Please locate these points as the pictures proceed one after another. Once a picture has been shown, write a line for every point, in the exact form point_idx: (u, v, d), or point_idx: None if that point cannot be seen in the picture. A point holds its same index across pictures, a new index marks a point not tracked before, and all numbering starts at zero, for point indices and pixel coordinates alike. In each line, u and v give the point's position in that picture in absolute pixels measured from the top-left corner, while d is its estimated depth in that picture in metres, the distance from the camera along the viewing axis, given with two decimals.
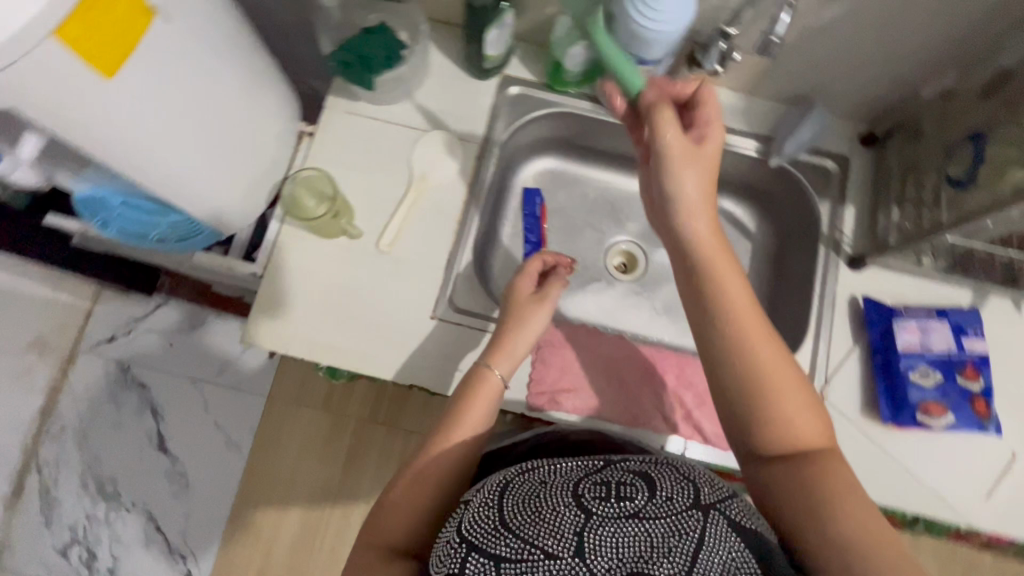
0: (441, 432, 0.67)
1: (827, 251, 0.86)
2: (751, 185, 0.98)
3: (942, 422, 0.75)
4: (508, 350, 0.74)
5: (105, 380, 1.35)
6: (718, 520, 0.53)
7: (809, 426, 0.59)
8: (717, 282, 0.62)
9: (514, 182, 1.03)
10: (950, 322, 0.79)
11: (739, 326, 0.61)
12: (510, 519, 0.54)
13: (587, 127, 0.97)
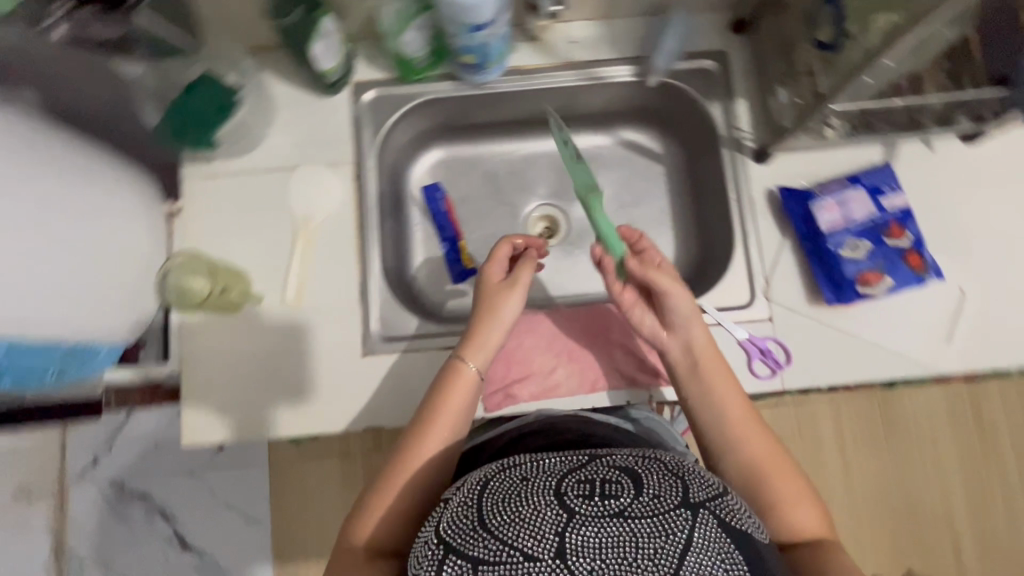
0: (417, 432, 0.66)
1: (731, 153, 0.84)
2: (643, 108, 0.94)
3: (883, 288, 0.74)
4: (481, 341, 0.71)
5: (104, 503, 1.23)
6: (707, 520, 0.50)
7: (809, 513, 0.61)
8: (713, 385, 0.68)
9: (411, 186, 0.98)
10: (864, 186, 0.77)
11: (735, 426, 0.66)
12: (489, 518, 0.51)
13: (461, 106, 0.92)
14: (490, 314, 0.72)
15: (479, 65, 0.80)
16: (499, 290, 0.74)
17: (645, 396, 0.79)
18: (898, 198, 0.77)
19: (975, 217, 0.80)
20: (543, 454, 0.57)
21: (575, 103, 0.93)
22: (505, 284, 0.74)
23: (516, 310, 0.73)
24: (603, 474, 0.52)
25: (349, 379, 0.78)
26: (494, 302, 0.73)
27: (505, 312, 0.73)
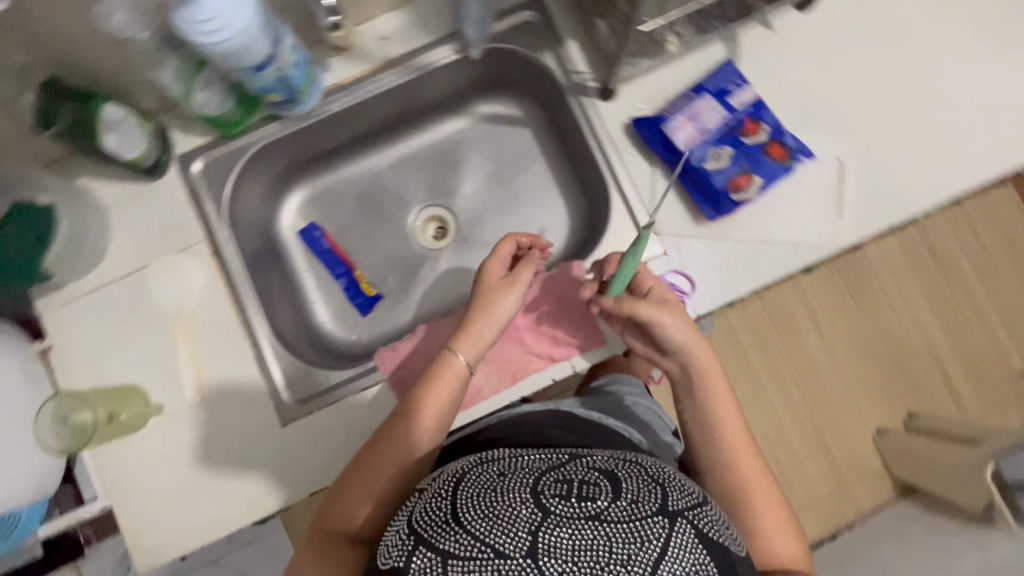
0: (403, 422, 0.67)
1: (578, 100, 0.81)
2: (485, 79, 0.90)
3: (756, 190, 0.73)
4: (474, 335, 0.71)
5: None
6: (684, 530, 0.49)
7: (789, 549, 0.65)
8: (709, 400, 0.70)
9: (286, 235, 0.94)
10: (710, 93, 0.75)
11: (735, 447, 0.69)
12: (463, 511, 0.49)
13: (302, 141, 0.87)
14: (481, 310, 0.71)
15: (288, 97, 0.75)
16: (494, 286, 0.73)
17: (568, 368, 0.77)
18: (745, 92, 0.75)
19: (825, 87, 0.79)
20: (523, 454, 0.57)
21: (414, 97, 0.89)
22: (502, 282, 0.73)
23: (507, 309, 0.72)
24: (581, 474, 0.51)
25: (277, 455, 0.75)
26: (486, 299, 0.72)
27: (495, 311, 0.71)
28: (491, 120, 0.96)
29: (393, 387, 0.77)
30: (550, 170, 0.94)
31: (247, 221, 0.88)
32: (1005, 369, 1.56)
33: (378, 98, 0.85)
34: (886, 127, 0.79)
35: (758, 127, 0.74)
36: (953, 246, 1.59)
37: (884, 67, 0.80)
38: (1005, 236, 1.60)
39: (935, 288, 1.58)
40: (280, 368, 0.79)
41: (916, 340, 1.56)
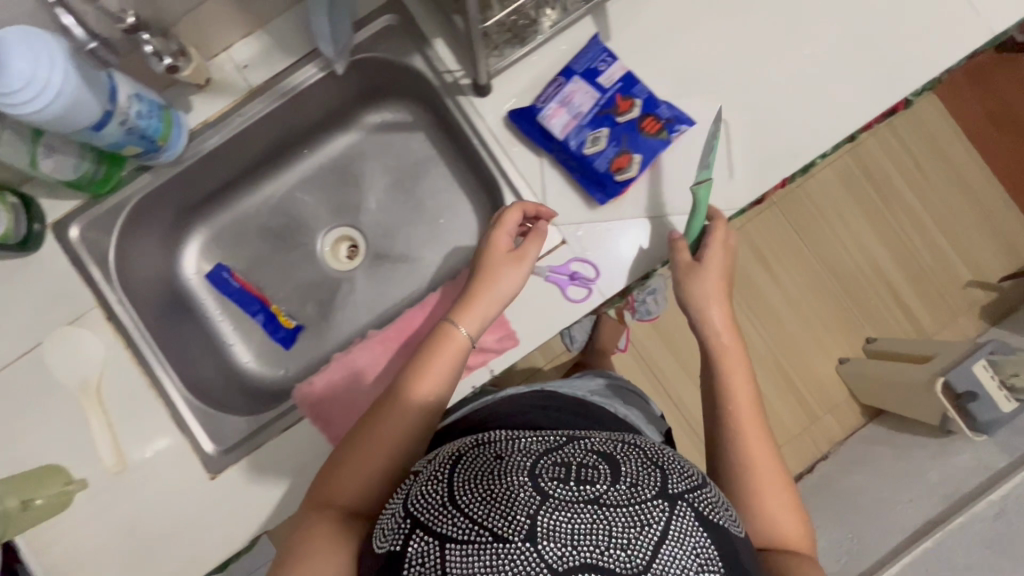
0: (404, 393, 0.67)
1: (455, 99, 0.78)
2: (364, 90, 0.87)
3: (637, 167, 0.73)
4: (475, 308, 0.70)
5: None
6: (683, 513, 0.47)
7: (791, 524, 0.65)
8: (727, 365, 0.70)
9: (192, 282, 0.92)
10: (579, 75, 0.74)
11: (740, 417, 0.68)
12: (458, 495, 0.48)
13: (185, 185, 0.84)
14: (485, 282, 0.70)
15: (150, 148, 0.72)
16: (499, 258, 0.71)
17: (487, 373, 0.76)
18: (613, 68, 0.75)
19: (699, 49, 0.78)
20: (521, 435, 0.54)
21: (295, 120, 0.86)
22: (508, 255, 0.71)
23: (511, 282, 0.71)
24: (581, 458, 0.49)
25: (213, 508, 0.75)
26: (491, 270, 0.70)
27: (499, 284, 0.70)
28: (383, 129, 0.93)
29: (315, 422, 0.76)
30: (451, 171, 0.92)
31: (145, 276, 0.85)
32: (953, 281, 1.55)
33: (254, 128, 0.82)
34: (767, 79, 0.78)
35: (631, 103, 0.74)
36: (886, 168, 1.57)
37: (758, 17, 0.78)
38: (938, 149, 1.57)
39: (875, 213, 1.56)
40: (203, 418, 0.79)
41: (865, 266, 1.55)
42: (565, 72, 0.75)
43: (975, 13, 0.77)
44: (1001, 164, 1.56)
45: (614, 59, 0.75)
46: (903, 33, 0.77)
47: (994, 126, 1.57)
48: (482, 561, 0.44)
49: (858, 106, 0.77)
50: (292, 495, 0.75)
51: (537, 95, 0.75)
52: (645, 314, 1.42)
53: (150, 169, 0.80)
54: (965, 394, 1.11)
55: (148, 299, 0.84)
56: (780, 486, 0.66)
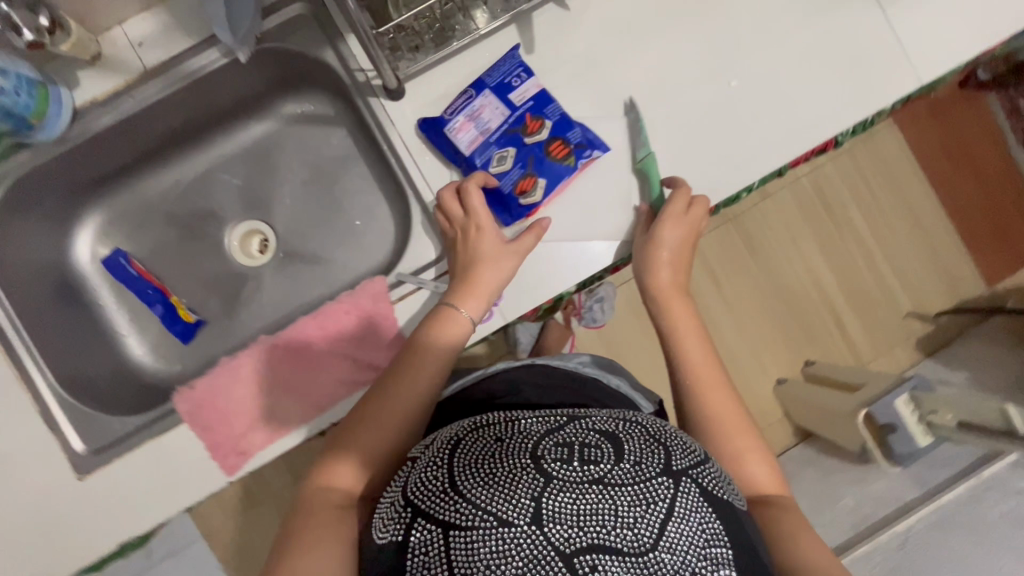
0: (400, 376, 0.65)
1: (366, 100, 0.76)
2: (279, 79, 0.83)
3: (541, 192, 0.72)
4: (476, 287, 0.68)
5: None
6: (689, 489, 0.47)
7: (767, 472, 0.63)
8: (674, 327, 0.70)
9: (86, 267, 0.87)
10: (490, 90, 0.73)
11: (704, 376, 0.68)
12: (460, 479, 0.47)
13: (77, 165, 0.80)
14: (481, 269, 0.68)
15: (21, 125, 0.69)
16: (495, 247, 0.69)
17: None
18: (527, 86, 0.73)
19: (623, 70, 0.75)
20: (520, 415, 0.53)
21: (200, 103, 0.82)
22: (503, 245, 0.69)
23: (509, 270, 0.69)
24: (583, 436, 0.49)
25: (78, 511, 0.71)
26: (487, 258, 0.68)
27: (497, 271, 0.69)
28: (301, 120, 0.88)
29: (193, 428, 0.72)
30: (370, 171, 0.87)
31: (27, 258, 0.81)
32: (892, 312, 1.48)
33: (153, 110, 0.78)
34: (690, 105, 0.75)
35: (542, 125, 0.72)
36: (841, 189, 1.47)
37: (685, 40, 0.76)
38: (893, 175, 1.47)
39: (824, 236, 1.47)
40: (73, 414, 0.74)
41: (811, 289, 1.47)
42: (477, 85, 0.74)
43: (903, 54, 0.76)
44: (954, 199, 1.48)
45: (528, 77, 0.73)
46: (830, 70, 0.75)
47: (950, 164, 1.48)
48: (488, 547, 0.44)
49: (781, 141, 0.75)
50: (165, 502, 0.71)
51: (446, 106, 0.73)
52: (592, 322, 1.36)
53: (29, 147, 0.75)
54: (885, 425, 1.12)
55: (29, 284, 0.80)
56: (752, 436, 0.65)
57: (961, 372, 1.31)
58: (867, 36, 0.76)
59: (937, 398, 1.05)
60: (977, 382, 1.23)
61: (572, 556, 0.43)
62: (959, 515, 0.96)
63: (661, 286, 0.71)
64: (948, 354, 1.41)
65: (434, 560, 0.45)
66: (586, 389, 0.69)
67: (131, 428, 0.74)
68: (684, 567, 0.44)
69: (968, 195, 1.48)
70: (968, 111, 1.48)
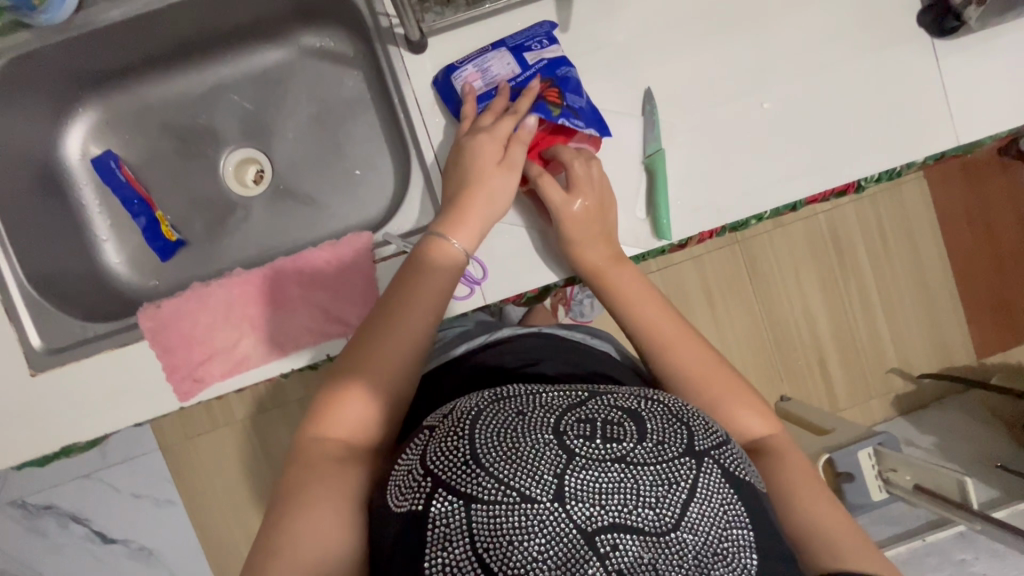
0: (390, 312, 0.64)
1: (385, 48, 0.72)
2: (302, 7, 0.80)
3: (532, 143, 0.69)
4: (469, 217, 0.67)
5: (14, 522, 1.31)
6: (711, 470, 0.46)
7: (749, 419, 0.62)
8: (625, 304, 0.69)
9: (74, 163, 0.85)
10: (509, 50, 0.71)
11: (666, 335, 0.67)
12: (482, 451, 0.46)
13: (79, 57, 0.77)
14: (478, 193, 0.67)
15: (22, 4, 0.66)
16: (492, 171, 0.68)
17: (307, 357, 0.72)
18: (548, 51, 0.70)
19: (657, 74, 0.72)
20: (541, 389, 0.52)
21: (215, 15, 0.78)
22: (501, 170, 0.68)
23: (506, 194, 0.68)
24: (605, 413, 0.47)
25: (28, 407, 0.70)
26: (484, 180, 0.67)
27: (489, 196, 0.68)
28: (318, 55, 0.85)
29: (154, 347, 0.71)
30: (379, 123, 0.85)
31: (12, 143, 0.78)
32: (877, 365, 1.46)
33: (165, 13, 0.75)
34: (716, 121, 0.72)
35: (553, 88, 0.70)
36: (855, 234, 1.43)
37: (726, 52, 0.72)
38: (909, 229, 1.44)
39: (828, 276, 1.44)
40: (33, 310, 0.73)
41: (803, 326, 1.44)
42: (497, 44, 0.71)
43: (946, 109, 0.72)
44: (962, 266, 1.45)
45: (551, 44, 0.70)
46: (867, 111, 0.72)
47: (968, 230, 1.45)
48: (510, 523, 0.44)
49: (801, 177, 0.72)
50: (112, 414, 0.71)
51: (461, 57, 0.71)
52: (579, 315, 1.31)
53: (28, 27, 0.71)
54: (843, 473, 1.10)
55: (12, 172, 0.78)
56: (718, 408, 0.62)
57: (929, 437, 1.31)
58: (912, 83, 0.72)
59: (898, 456, 1.04)
60: (942, 452, 1.24)
61: (594, 534, 0.43)
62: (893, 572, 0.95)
63: (594, 267, 0.69)
64: (921, 417, 1.41)
65: (455, 532, 0.44)
66: (595, 362, 0.70)
67: (92, 337, 0.73)
68: (705, 547, 0.43)
69: (979, 263, 1.46)
70: (999, 180, 1.45)
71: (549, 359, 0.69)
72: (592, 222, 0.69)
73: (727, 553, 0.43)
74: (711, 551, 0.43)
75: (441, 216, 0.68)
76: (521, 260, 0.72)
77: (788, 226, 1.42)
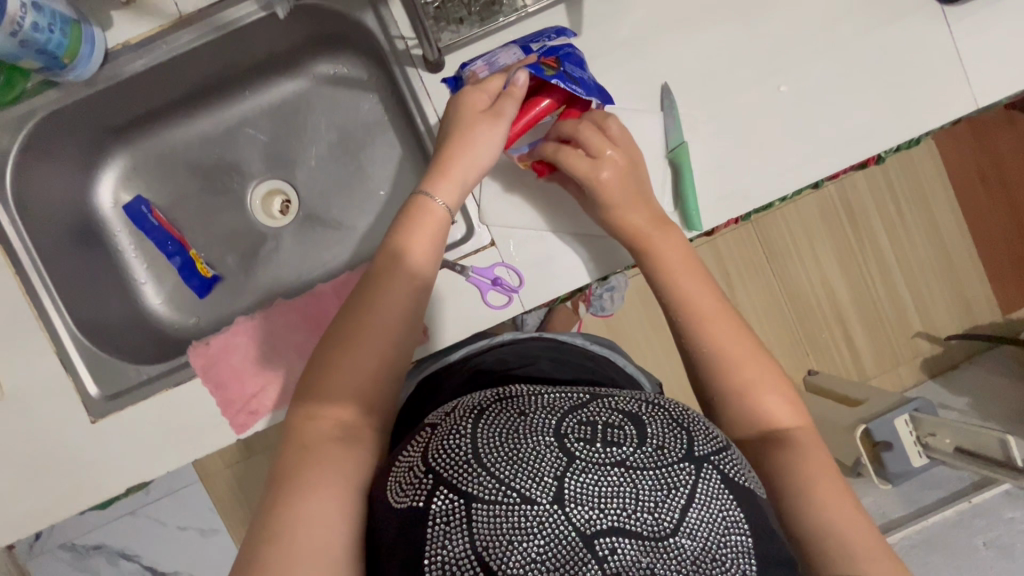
0: (375, 277, 0.63)
1: (403, 69, 0.74)
2: (315, 37, 0.82)
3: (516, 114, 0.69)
4: (450, 175, 0.67)
5: (67, 565, 1.34)
6: (711, 475, 0.45)
7: (779, 408, 0.60)
8: (671, 278, 0.66)
9: (106, 211, 0.87)
10: (517, 45, 0.70)
11: (702, 311, 0.64)
12: (483, 450, 0.46)
13: (104, 107, 0.79)
14: (463, 141, 0.67)
15: (52, 64, 0.68)
16: (478, 121, 0.67)
17: None
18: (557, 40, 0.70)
19: (672, 69, 0.73)
20: (544, 390, 0.52)
21: (233, 55, 0.81)
22: (491, 123, 0.67)
23: (493, 144, 0.68)
24: (606, 416, 0.47)
25: (86, 454, 0.72)
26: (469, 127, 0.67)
27: (476, 147, 0.67)
28: (333, 82, 0.87)
29: (203, 376, 0.73)
30: (398, 143, 0.86)
31: (49, 196, 0.80)
32: (903, 329, 1.46)
33: (185, 58, 0.77)
34: (736, 108, 0.73)
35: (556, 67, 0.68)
36: (867, 203, 1.43)
37: (739, 39, 0.73)
38: (924, 192, 1.43)
39: (842, 243, 1.44)
40: (84, 357, 0.74)
41: (822, 296, 1.44)
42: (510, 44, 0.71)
43: (962, 74, 0.73)
44: (980, 225, 1.45)
45: (559, 38, 0.70)
46: (884, 83, 0.73)
47: (983, 187, 1.44)
48: (509, 522, 0.43)
49: (823, 156, 0.73)
50: (167, 453, 0.72)
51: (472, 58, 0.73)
52: (599, 310, 1.30)
53: (57, 85, 0.74)
54: (881, 443, 1.10)
55: (54, 224, 0.80)
56: (752, 395, 0.60)
57: (962, 397, 1.29)
58: (924, 53, 0.73)
59: (935, 420, 1.04)
60: (978, 409, 1.22)
61: (593, 537, 0.43)
62: (942, 538, 0.96)
63: (625, 231, 0.68)
64: (952, 379, 1.40)
65: (454, 531, 0.44)
66: (602, 368, 0.69)
67: (146, 380, 0.75)
68: (703, 552, 0.43)
69: (996, 220, 1.45)
70: (1009, 135, 1.44)
71: (546, 358, 0.68)
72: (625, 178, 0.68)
73: (725, 558, 0.43)
74: (708, 556, 0.43)
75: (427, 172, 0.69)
76: (553, 266, 0.73)
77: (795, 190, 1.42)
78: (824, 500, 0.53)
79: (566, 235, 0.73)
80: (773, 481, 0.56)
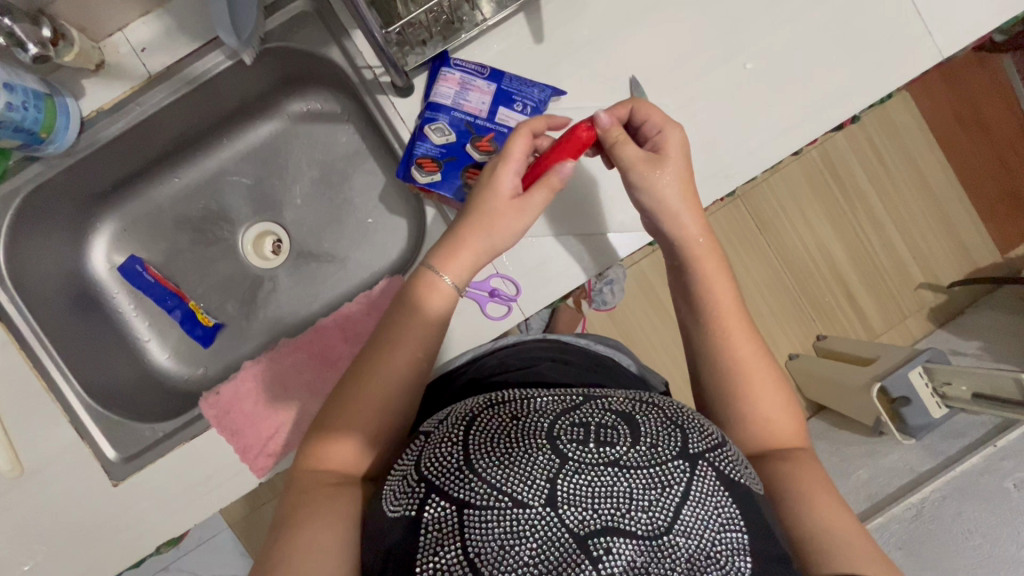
0: (380, 348, 0.61)
1: (374, 97, 0.75)
2: (286, 78, 0.83)
3: (426, 178, 0.71)
4: (458, 251, 0.63)
5: None
6: (706, 472, 0.46)
7: (781, 419, 0.61)
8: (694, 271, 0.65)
9: (103, 275, 0.88)
10: (495, 85, 0.72)
11: (702, 302, 0.64)
12: (475, 458, 0.47)
13: (88, 175, 0.81)
14: (479, 223, 0.62)
15: (31, 140, 0.69)
16: (491, 199, 0.62)
17: None
18: (518, 117, 0.72)
19: (639, 62, 0.74)
20: (536, 393, 0.53)
21: (205, 107, 0.82)
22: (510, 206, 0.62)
23: (509, 230, 0.63)
24: (600, 416, 0.48)
25: (111, 517, 0.72)
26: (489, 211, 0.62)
27: (493, 230, 0.62)
28: (307, 118, 0.89)
29: (221, 424, 0.73)
30: (379, 169, 0.87)
31: (45, 266, 0.81)
32: (903, 282, 1.46)
33: (161, 116, 0.78)
34: (705, 89, 0.74)
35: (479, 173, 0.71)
36: (853, 162, 1.44)
37: (699, 22, 0.74)
38: (906, 146, 1.44)
39: (830, 206, 1.44)
40: (100, 421, 0.75)
41: (820, 261, 1.45)
42: (497, 73, 0.73)
43: (921, 28, 0.73)
44: (965, 167, 1.45)
45: (541, 102, 0.73)
46: (848, 44, 0.74)
47: (962, 130, 1.45)
48: (503, 526, 0.44)
49: (796, 124, 0.74)
50: (192, 507, 0.73)
51: (463, 59, 0.73)
52: (601, 303, 1.26)
53: (39, 159, 0.76)
54: (899, 398, 1.08)
55: (53, 294, 0.81)
56: (752, 388, 0.61)
57: (972, 341, 1.29)
58: (881, 12, 0.73)
59: (950, 368, 1.02)
60: (990, 352, 1.21)
61: (586, 538, 0.43)
62: (972, 486, 0.95)
63: None
64: (959, 324, 1.40)
65: (447, 537, 0.44)
66: (607, 368, 0.69)
67: (160, 436, 0.76)
68: (698, 550, 0.43)
69: (980, 160, 1.46)
70: (982, 77, 1.45)
71: (548, 361, 0.68)
72: (677, 166, 0.64)
73: (721, 556, 0.43)
74: (703, 555, 0.43)
75: (438, 244, 0.65)
76: (546, 273, 0.74)
77: (781, 169, 1.43)
78: (823, 501, 0.54)
79: (556, 240, 0.74)
80: (780, 475, 0.56)
